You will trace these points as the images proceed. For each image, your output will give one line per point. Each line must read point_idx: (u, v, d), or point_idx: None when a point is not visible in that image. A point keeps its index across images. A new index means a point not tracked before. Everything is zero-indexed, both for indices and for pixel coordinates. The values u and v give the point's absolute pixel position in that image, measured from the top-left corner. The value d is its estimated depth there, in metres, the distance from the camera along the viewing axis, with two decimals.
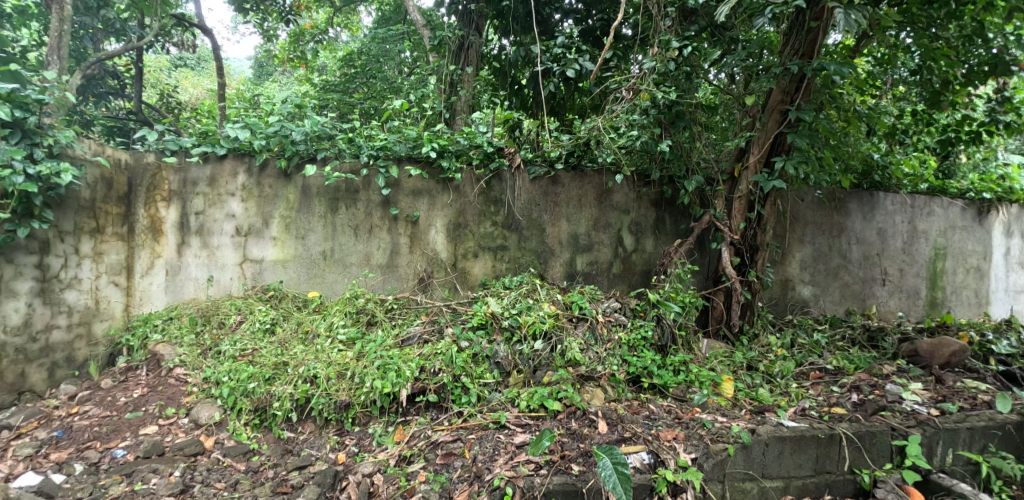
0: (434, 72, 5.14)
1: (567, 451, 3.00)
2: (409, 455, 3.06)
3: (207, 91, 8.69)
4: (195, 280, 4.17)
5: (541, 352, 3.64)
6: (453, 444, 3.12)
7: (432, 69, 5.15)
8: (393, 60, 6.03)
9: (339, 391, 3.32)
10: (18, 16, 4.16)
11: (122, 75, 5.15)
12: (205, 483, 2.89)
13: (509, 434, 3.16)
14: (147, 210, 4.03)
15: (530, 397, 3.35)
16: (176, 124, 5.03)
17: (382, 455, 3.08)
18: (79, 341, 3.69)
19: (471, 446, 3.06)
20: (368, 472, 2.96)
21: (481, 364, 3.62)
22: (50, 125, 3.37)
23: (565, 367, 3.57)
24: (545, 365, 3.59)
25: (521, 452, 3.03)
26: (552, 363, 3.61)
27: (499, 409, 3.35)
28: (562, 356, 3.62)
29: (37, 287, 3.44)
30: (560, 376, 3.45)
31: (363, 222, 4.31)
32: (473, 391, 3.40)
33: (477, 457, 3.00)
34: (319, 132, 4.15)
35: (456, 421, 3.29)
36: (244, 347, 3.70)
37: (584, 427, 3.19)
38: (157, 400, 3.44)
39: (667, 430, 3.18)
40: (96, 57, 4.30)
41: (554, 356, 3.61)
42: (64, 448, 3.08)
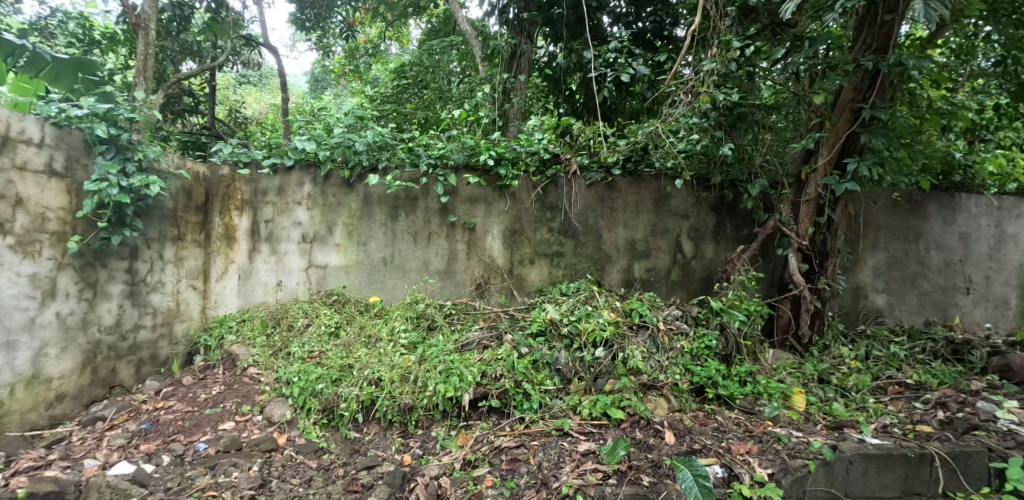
0: (488, 81, 5.04)
1: (636, 461, 3.06)
2: (474, 459, 3.19)
3: (269, 106, 9.17)
4: (264, 284, 4.38)
5: (602, 360, 3.75)
6: (517, 450, 3.23)
7: (485, 78, 5.05)
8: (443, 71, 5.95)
9: (402, 395, 3.51)
10: (107, 42, 4.49)
11: (196, 93, 5.47)
12: (281, 478, 3.06)
13: (574, 442, 3.26)
14: (222, 219, 4.33)
15: (593, 405, 3.47)
16: (245, 138, 5.28)
17: (447, 458, 3.23)
18: (162, 341, 3.93)
19: (536, 453, 3.18)
20: (434, 474, 3.09)
21: (542, 370, 3.76)
22: (140, 141, 3.56)
23: (627, 375, 3.67)
24: (607, 374, 3.70)
25: (587, 460, 3.10)
26: (614, 371, 3.71)
27: (562, 416, 3.48)
28: (624, 364, 3.72)
29: (127, 288, 3.65)
30: (622, 384, 3.56)
31: (421, 229, 4.43)
32: (535, 398, 3.55)
33: (543, 464, 3.10)
34: (380, 142, 4.26)
35: (518, 427, 3.44)
36: (311, 349, 3.89)
37: (650, 438, 3.26)
38: (234, 397, 3.65)
39: (739, 444, 3.16)
40: (175, 78, 4.56)
41: (616, 364, 3.71)
42: (152, 439, 3.27)
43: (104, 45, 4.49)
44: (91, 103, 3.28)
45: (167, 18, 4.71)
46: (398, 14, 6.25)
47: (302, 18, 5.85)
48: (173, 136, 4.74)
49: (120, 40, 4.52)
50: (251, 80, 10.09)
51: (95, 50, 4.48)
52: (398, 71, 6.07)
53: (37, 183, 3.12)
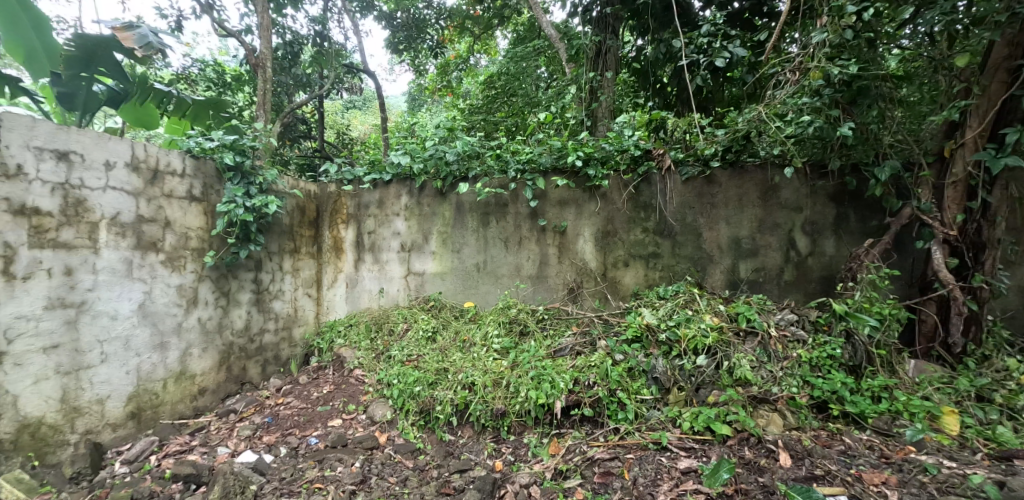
0: (574, 82, 4.93)
1: (744, 485, 2.86)
2: (566, 469, 3.18)
3: (372, 127, 9.82)
4: (369, 291, 4.70)
5: (705, 368, 3.56)
6: (611, 463, 3.19)
7: (571, 79, 4.94)
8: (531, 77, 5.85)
9: (495, 399, 3.58)
10: (236, 82, 5.19)
11: (308, 121, 6.05)
12: (380, 475, 3.24)
13: (673, 458, 3.15)
14: (331, 231, 4.74)
15: (694, 419, 3.32)
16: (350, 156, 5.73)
17: (538, 466, 3.23)
18: (283, 343, 4.38)
19: (631, 467, 3.11)
20: (524, 483, 3.10)
21: (638, 378, 3.66)
22: (260, 166, 4.02)
23: (734, 386, 3.44)
24: (710, 384, 3.50)
25: (688, 480, 2.98)
26: (718, 382, 3.50)
27: (659, 429, 3.38)
28: (730, 374, 3.49)
29: (254, 296, 4.12)
30: (728, 397, 3.36)
31: (512, 234, 4.47)
32: (629, 406, 3.48)
33: (638, 479, 3.03)
34: (469, 151, 4.39)
35: (613, 438, 3.37)
36: (410, 353, 4.10)
37: (761, 458, 3.03)
38: (341, 396, 3.94)
39: (872, 472, 2.82)
40: (289, 108, 5.09)
41: (721, 374, 3.50)
42: (273, 432, 3.64)
43: (234, 85, 5.19)
44: (221, 136, 3.78)
45: (281, 54, 5.34)
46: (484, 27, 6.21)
47: (396, 43, 6.28)
48: (290, 160, 5.26)
49: (244, 79, 5.19)
50: (354, 105, 10.90)
51: (228, 91, 5.18)
52: (486, 82, 6.15)
53: (181, 207, 3.64)
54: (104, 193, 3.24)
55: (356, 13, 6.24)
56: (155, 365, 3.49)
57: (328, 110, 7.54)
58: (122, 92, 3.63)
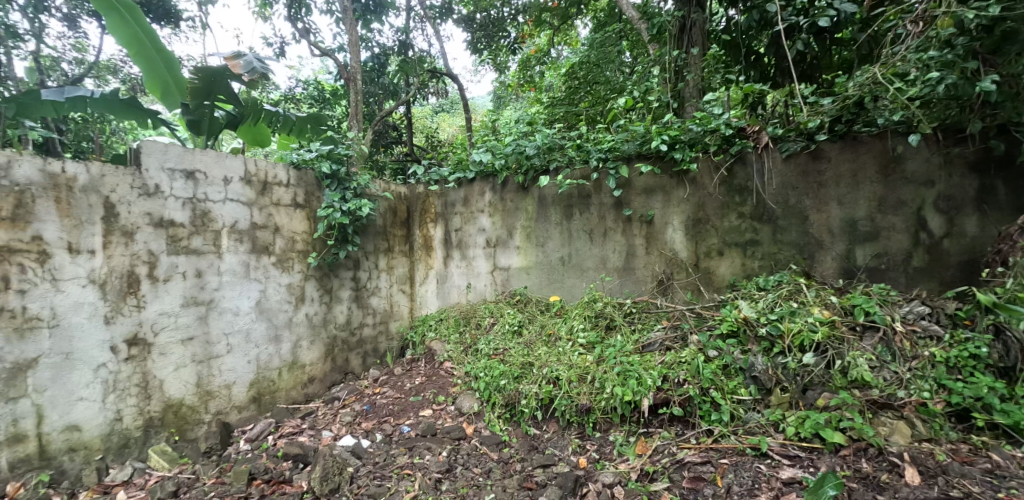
0: (657, 63, 4.66)
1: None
2: (653, 471, 3.03)
3: (458, 127, 10.06)
4: (457, 287, 4.86)
5: (813, 368, 3.19)
6: (703, 467, 2.98)
7: (654, 59, 4.69)
8: (614, 63, 5.70)
9: (580, 395, 3.51)
10: (333, 97, 5.64)
11: (399, 127, 6.38)
12: (465, 465, 3.33)
13: (774, 466, 2.88)
14: (421, 231, 4.98)
15: (800, 424, 3.00)
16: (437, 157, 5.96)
17: (623, 466, 3.12)
18: (381, 336, 4.71)
19: (724, 473, 2.89)
20: (608, 482, 3.01)
21: (734, 377, 3.38)
22: (355, 173, 4.32)
23: (849, 389, 3.09)
24: (820, 385, 3.14)
25: (790, 492, 2.72)
26: (829, 383, 3.14)
27: (759, 433, 3.10)
28: (844, 375, 3.14)
29: (353, 293, 4.47)
30: (841, 400, 3.00)
31: (597, 226, 4.35)
32: (724, 407, 3.23)
33: (732, 488, 2.82)
34: (550, 144, 4.34)
35: (705, 440, 3.15)
36: (496, 346, 4.17)
37: (880, 473, 2.70)
38: (432, 388, 4.13)
39: None
40: (380, 116, 5.43)
41: (833, 375, 3.14)
42: (371, 419, 3.91)
43: (332, 100, 5.66)
44: (318, 146, 4.11)
45: (370, 66, 5.78)
46: (562, 18, 6.03)
47: (477, 42, 6.57)
48: (385, 165, 5.60)
49: (341, 93, 5.62)
50: (444, 107, 11.22)
51: (328, 106, 5.65)
52: (568, 74, 6.02)
53: (288, 214, 4.04)
54: (223, 204, 3.68)
55: (437, 19, 6.55)
56: (271, 355, 3.93)
57: (416, 113, 7.87)
58: (237, 116, 4.04)
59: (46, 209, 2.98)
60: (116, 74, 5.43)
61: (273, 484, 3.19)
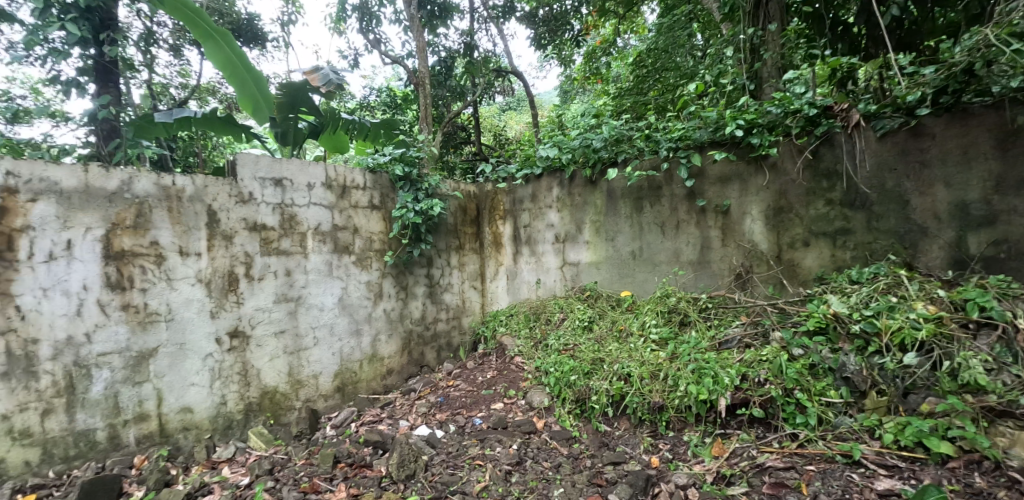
0: (731, 44, 4.44)
1: None
2: (730, 475, 2.88)
3: (524, 124, 10.15)
4: (527, 283, 4.91)
5: (916, 369, 2.89)
6: (786, 473, 2.80)
7: (728, 39, 4.47)
8: (684, 48, 5.48)
9: (652, 393, 3.39)
10: (404, 102, 5.93)
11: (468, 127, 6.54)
12: (535, 459, 3.35)
13: (868, 477, 2.66)
14: (491, 228, 5.08)
15: (898, 431, 2.74)
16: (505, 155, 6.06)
17: (698, 468, 2.99)
18: (454, 330, 4.89)
19: (810, 481, 2.70)
20: (681, 483, 2.89)
21: (822, 378, 3.13)
22: (426, 175, 4.51)
23: (959, 394, 2.77)
24: (925, 389, 2.86)
25: None
26: (936, 387, 2.85)
27: (851, 439, 2.86)
28: (953, 379, 2.82)
29: (427, 290, 4.67)
30: (950, 407, 2.70)
31: (669, 218, 4.19)
32: (811, 409, 2.99)
33: (818, 496, 2.63)
34: (617, 135, 4.24)
35: (789, 445, 2.95)
36: (566, 342, 4.15)
37: (997, 490, 2.43)
38: (503, 382, 4.21)
39: None
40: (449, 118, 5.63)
41: (940, 377, 2.84)
42: (445, 410, 4.05)
43: (404, 105, 5.95)
44: (392, 150, 4.33)
45: (437, 70, 5.98)
46: (627, 6, 5.95)
47: (541, 36, 6.45)
48: (455, 165, 5.79)
49: (411, 98, 5.89)
50: (511, 105, 11.33)
51: (399, 111, 5.96)
52: (635, 63, 5.84)
53: (366, 216, 4.29)
54: (308, 209, 3.99)
55: (499, 19, 6.59)
56: (353, 348, 4.20)
57: (484, 113, 8.02)
58: (319, 126, 4.36)
59: (161, 217, 3.34)
60: (215, 95, 6.12)
61: (356, 468, 3.37)
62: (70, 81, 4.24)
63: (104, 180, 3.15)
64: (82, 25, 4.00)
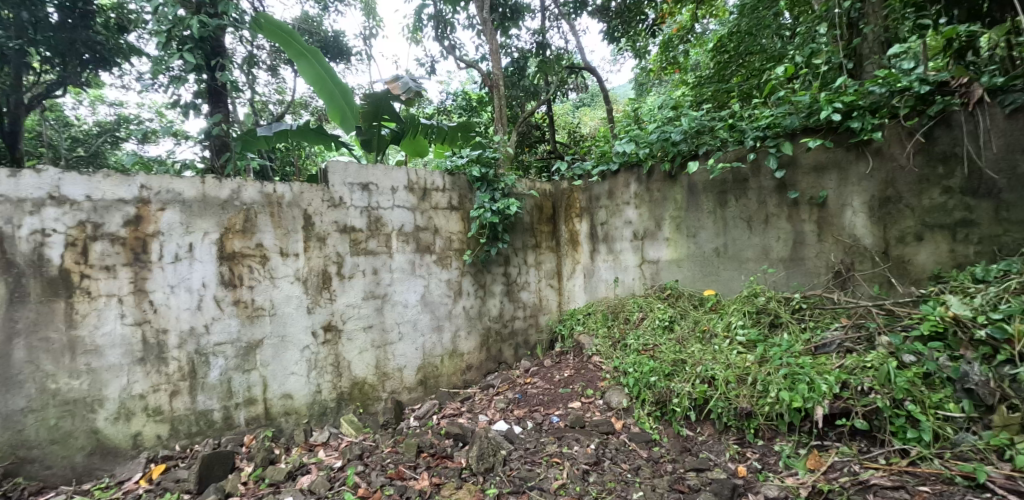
0: (823, 19, 4.29)
1: None
2: (827, 491, 2.69)
3: (598, 119, 10.04)
4: (605, 281, 4.83)
5: None
6: (895, 494, 2.60)
7: (820, 15, 4.32)
8: (770, 29, 5.09)
9: (740, 398, 3.23)
10: (479, 105, 6.11)
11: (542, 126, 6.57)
12: (613, 460, 3.29)
13: None
14: (568, 226, 5.08)
15: None
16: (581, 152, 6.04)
17: (791, 482, 2.82)
18: (532, 328, 4.95)
19: None
20: (771, 496, 2.76)
21: (939, 389, 2.83)
22: (502, 175, 4.59)
23: None
24: None
25: None
26: None
27: (973, 459, 2.61)
28: None
29: (505, 288, 4.77)
30: None
31: (757, 212, 3.96)
32: (925, 424, 2.74)
33: None
34: (697, 127, 4.06)
35: (898, 462, 2.73)
36: (646, 342, 4.03)
37: None
38: (580, 381, 4.19)
39: None
40: (523, 118, 5.71)
41: None
42: (522, 407, 4.08)
43: (478, 108, 6.13)
44: (469, 153, 4.46)
45: (511, 71, 6.10)
46: None
47: (614, 30, 6.33)
48: (530, 164, 5.85)
49: (485, 100, 6.05)
50: (583, 102, 11.24)
51: (474, 114, 6.14)
52: (715, 48, 5.58)
53: (445, 216, 4.45)
54: (392, 211, 4.20)
55: (572, 14, 6.61)
56: (435, 343, 4.38)
57: (557, 112, 8.04)
58: (400, 132, 4.59)
59: (265, 222, 3.67)
60: (307, 108, 6.76)
61: (437, 458, 3.47)
62: (185, 103, 4.74)
63: (218, 190, 3.51)
64: (197, 54, 4.46)
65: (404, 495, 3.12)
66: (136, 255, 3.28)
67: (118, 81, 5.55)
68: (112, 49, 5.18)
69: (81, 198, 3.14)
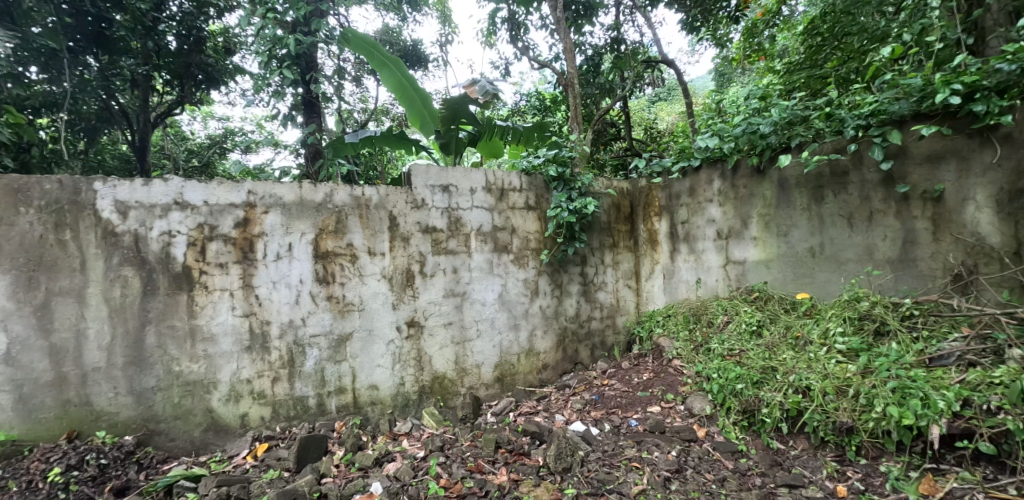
0: None
1: None
2: None
3: (675, 114, 9.69)
4: (686, 282, 4.66)
5: None
6: None
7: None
8: (870, 6, 4.48)
9: (840, 411, 3.04)
10: (552, 104, 6.09)
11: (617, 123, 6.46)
12: (696, 469, 3.18)
13: None
14: (646, 225, 4.95)
15: None
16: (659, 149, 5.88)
17: None
18: (608, 329, 4.88)
19: None
20: None
21: None
22: (578, 174, 4.57)
23: None
24: None
25: None
26: None
27: None
28: None
29: (582, 288, 4.74)
30: None
31: (859, 209, 3.67)
32: None
33: None
34: (789, 118, 3.82)
35: None
36: (731, 347, 3.85)
37: None
38: (660, 385, 4.07)
39: None
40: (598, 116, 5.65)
41: None
42: (599, 408, 4.03)
43: (552, 107, 6.12)
44: (545, 152, 4.48)
45: (585, 69, 6.05)
46: None
47: (694, 19, 6.37)
48: (605, 162, 5.77)
49: (559, 99, 6.02)
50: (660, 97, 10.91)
51: (548, 114, 6.15)
52: (804, 31, 5.00)
53: (522, 216, 4.50)
54: (471, 211, 4.30)
55: (647, 6, 6.48)
56: (512, 341, 4.44)
57: (633, 108, 7.86)
58: (477, 134, 4.69)
59: (354, 223, 3.89)
60: (388, 114, 7.08)
61: (515, 455, 3.51)
62: (282, 116, 5.19)
63: (314, 194, 3.76)
64: (294, 70, 4.83)
65: (483, 488, 3.18)
66: (244, 253, 3.59)
67: (224, 98, 6.10)
68: (220, 70, 5.74)
69: (200, 203, 3.48)
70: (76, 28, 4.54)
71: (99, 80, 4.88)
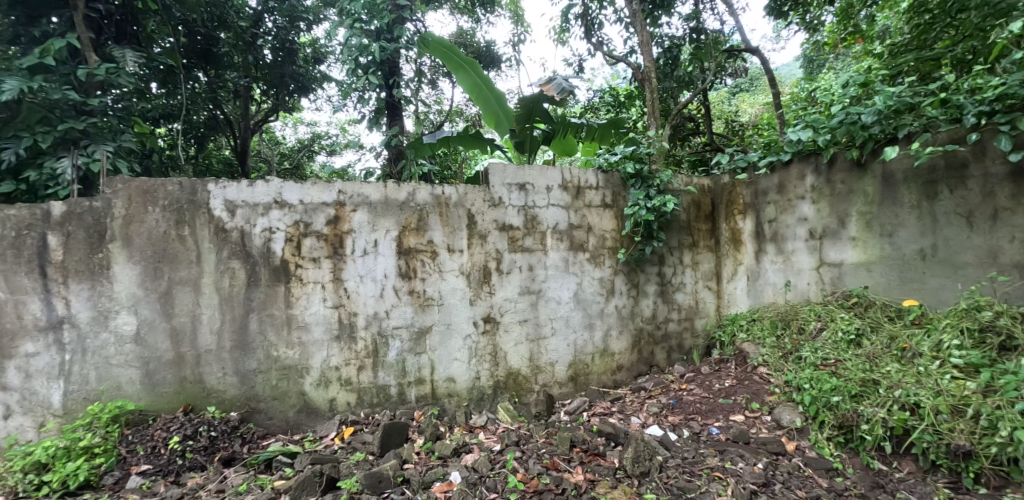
0: None
1: None
2: None
3: (757, 105, 9.20)
4: (773, 285, 4.40)
5: None
6: None
7: None
8: None
9: (955, 433, 2.80)
10: (627, 99, 5.96)
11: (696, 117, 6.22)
12: (786, 485, 3.01)
13: None
14: (728, 224, 4.72)
15: None
16: (742, 143, 5.60)
17: None
18: (686, 332, 4.71)
19: None
20: None
21: None
22: (656, 170, 4.44)
23: None
24: None
25: None
26: None
27: None
28: None
29: (659, 289, 4.60)
30: None
31: (981, 207, 3.30)
32: None
33: None
34: (895, 106, 3.50)
35: None
36: (826, 356, 3.60)
37: None
38: (744, 392, 3.87)
39: None
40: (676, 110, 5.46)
41: None
42: (677, 414, 3.89)
43: (626, 102, 6.00)
44: (623, 149, 4.38)
45: (662, 62, 5.86)
46: None
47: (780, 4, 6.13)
48: (683, 158, 5.57)
49: (634, 94, 5.89)
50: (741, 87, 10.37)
51: (622, 109, 6.02)
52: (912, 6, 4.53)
53: (599, 214, 4.44)
54: (547, 209, 4.31)
55: None
56: (586, 341, 4.40)
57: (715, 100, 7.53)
58: (551, 133, 4.68)
59: (435, 221, 4.01)
60: (462, 115, 7.23)
61: (590, 455, 3.48)
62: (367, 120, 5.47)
63: (398, 193, 3.92)
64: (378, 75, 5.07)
65: (560, 485, 3.17)
66: (335, 249, 3.81)
67: (313, 104, 6.50)
68: (310, 78, 6.13)
69: (297, 202, 3.74)
70: (187, 46, 5.04)
71: (208, 93, 5.46)
